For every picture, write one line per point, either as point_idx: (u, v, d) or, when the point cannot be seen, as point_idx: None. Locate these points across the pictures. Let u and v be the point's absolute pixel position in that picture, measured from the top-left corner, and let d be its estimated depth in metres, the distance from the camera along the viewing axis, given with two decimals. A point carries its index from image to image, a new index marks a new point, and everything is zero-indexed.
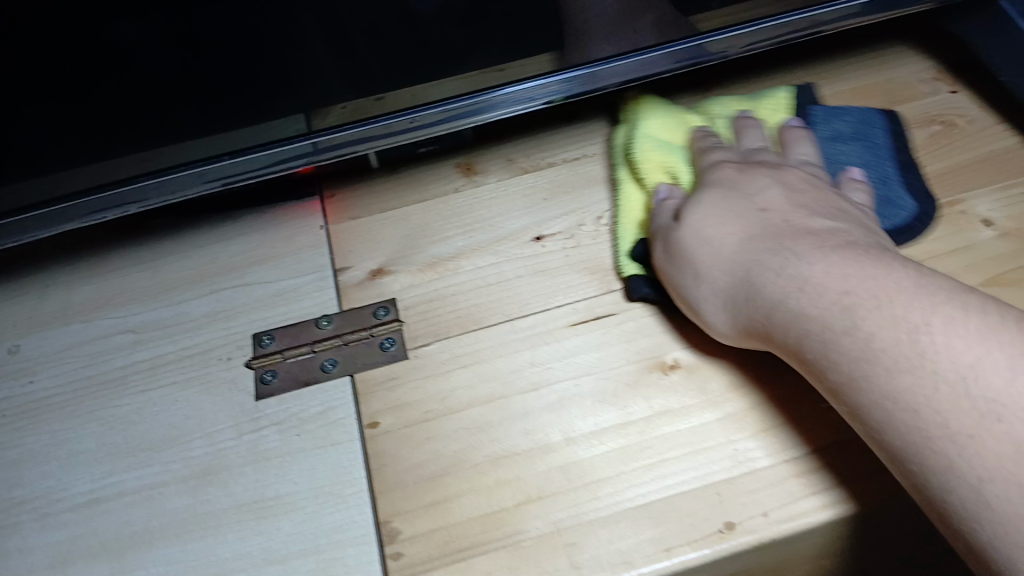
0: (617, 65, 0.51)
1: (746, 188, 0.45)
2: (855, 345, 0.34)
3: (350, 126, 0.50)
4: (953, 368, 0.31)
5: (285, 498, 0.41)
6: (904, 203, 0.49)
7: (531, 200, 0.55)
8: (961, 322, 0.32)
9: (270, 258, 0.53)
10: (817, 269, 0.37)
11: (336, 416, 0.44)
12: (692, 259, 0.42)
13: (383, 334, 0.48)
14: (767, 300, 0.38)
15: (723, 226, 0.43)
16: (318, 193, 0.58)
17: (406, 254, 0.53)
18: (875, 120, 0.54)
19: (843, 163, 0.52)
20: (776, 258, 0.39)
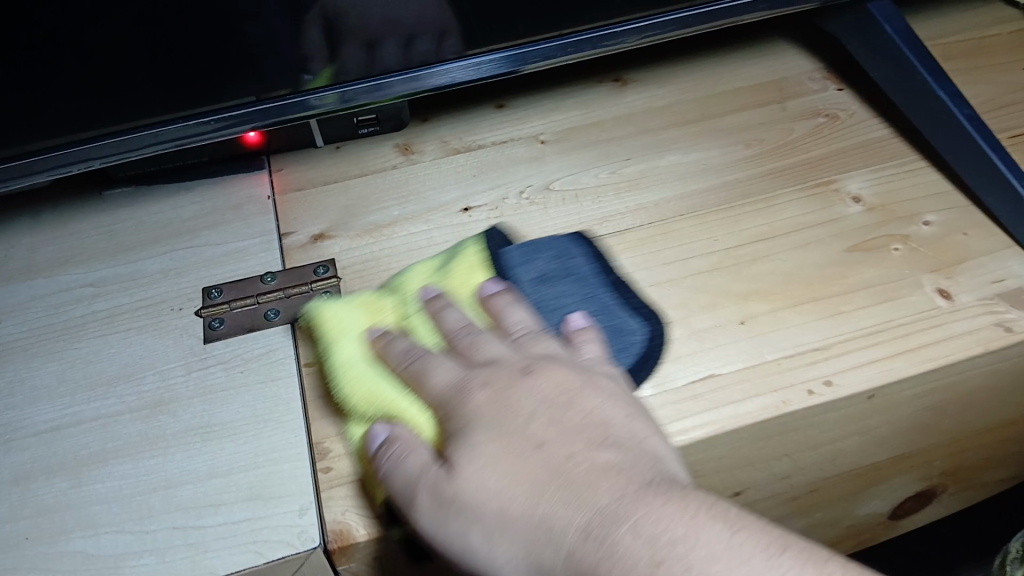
0: (543, 47, 0.58)
1: (502, 385, 0.39)
2: (655, 540, 0.32)
3: (297, 95, 0.55)
4: (749, 567, 0.31)
5: (228, 424, 0.46)
6: (617, 319, 0.47)
7: (461, 176, 0.61)
8: (784, 574, 0.31)
9: (221, 224, 0.59)
10: (609, 490, 0.34)
11: (276, 356, 0.49)
12: (432, 473, 0.37)
13: (321, 288, 0.53)
14: (496, 486, 0.36)
15: (499, 426, 0.38)
16: (265, 166, 0.64)
17: (346, 221, 0.58)
18: (571, 250, 0.51)
19: (563, 308, 0.47)
20: (558, 450, 0.37)
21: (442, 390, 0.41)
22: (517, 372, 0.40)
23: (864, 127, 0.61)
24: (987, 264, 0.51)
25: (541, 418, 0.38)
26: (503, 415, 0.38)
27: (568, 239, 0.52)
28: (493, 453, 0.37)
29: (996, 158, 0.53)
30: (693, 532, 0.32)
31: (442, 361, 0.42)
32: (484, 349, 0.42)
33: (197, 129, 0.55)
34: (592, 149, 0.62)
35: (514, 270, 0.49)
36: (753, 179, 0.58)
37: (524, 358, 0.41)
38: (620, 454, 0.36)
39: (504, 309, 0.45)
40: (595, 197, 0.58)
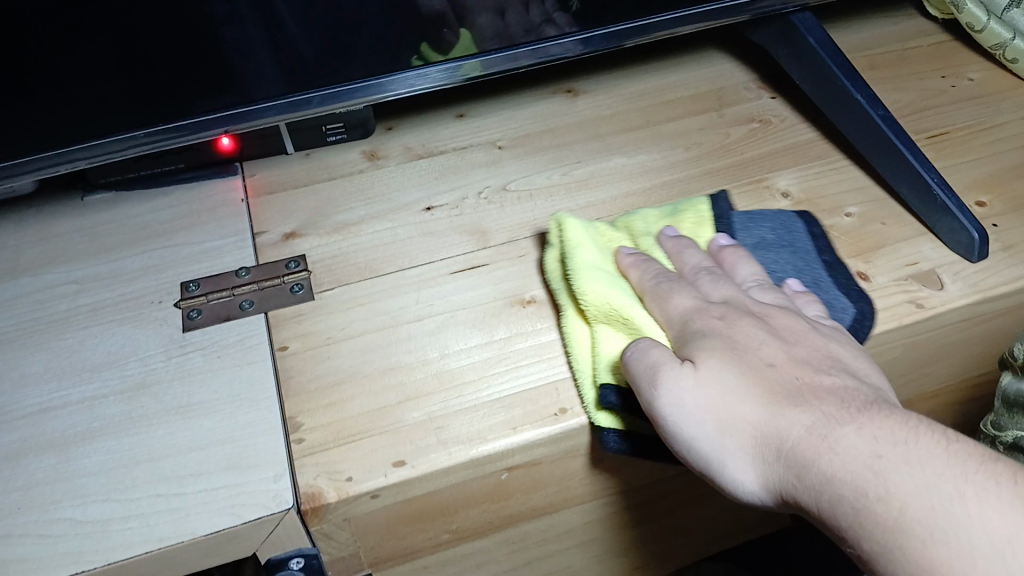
0: (490, 58, 0.62)
1: (724, 329, 0.44)
2: (823, 472, 0.36)
3: (268, 100, 0.60)
4: (921, 484, 0.34)
5: (207, 402, 0.50)
6: (829, 290, 0.51)
7: (424, 179, 0.66)
8: (933, 457, 0.34)
9: (197, 225, 0.63)
10: (802, 424, 0.38)
11: (251, 342, 0.53)
12: (668, 416, 0.41)
13: (293, 281, 0.57)
14: (715, 439, 0.40)
15: (723, 364, 0.42)
16: (238, 172, 0.68)
17: (315, 221, 0.62)
18: (792, 222, 0.56)
19: (779, 271, 0.52)
20: (796, 386, 0.40)
21: (643, 368, 0.43)
22: (701, 335, 0.44)
23: (793, 130, 0.66)
24: (902, 249, 0.56)
25: (757, 364, 0.41)
26: (696, 367, 0.42)
27: (785, 211, 0.57)
28: (694, 425, 0.40)
29: (906, 153, 0.58)
30: (844, 437, 0.36)
31: (642, 343, 0.44)
32: (676, 302, 0.47)
33: (171, 134, 0.59)
34: (545, 153, 0.67)
35: (736, 232, 0.55)
36: (692, 178, 0.63)
37: (720, 305, 0.46)
38: (834, 382, 0.40)
39: (659, 296, 0.48)
40: (548, 196, 0.63)
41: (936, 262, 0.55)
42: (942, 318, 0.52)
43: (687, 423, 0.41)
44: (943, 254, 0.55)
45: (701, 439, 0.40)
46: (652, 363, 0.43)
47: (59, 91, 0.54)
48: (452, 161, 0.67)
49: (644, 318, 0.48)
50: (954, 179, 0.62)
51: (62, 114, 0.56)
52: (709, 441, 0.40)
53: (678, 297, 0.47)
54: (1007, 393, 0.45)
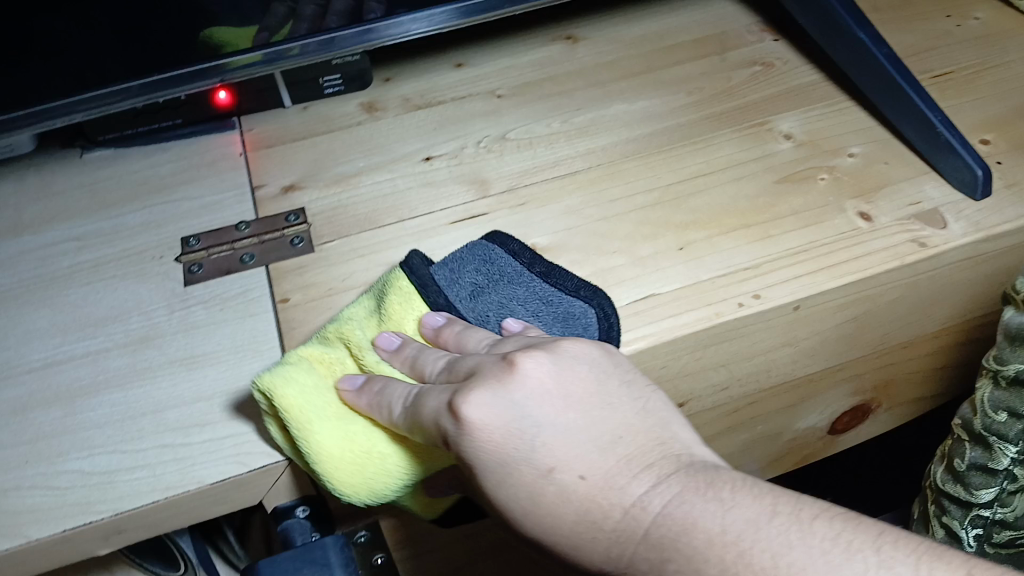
0: (484, 2, 0.63)
1: (472, 381, 0.37)
2: (664, 533, 0.32)
3: (257, 49, 0.60)
4: (733, 521, 0.31)
5: (210, 354, 0.50)
6: (569, 308, 0.48)
7: (422, 129, 0.65)
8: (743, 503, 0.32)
9: (197, 181, 0.63)
10: (645, 476, 0.34)
11: (252, 295, 0.53)
12: (496, 467, 0.36)
13: (293, 234, 0.57)
14: (576, 475, 0.35)
15: (564, 409, 0.36)
16: (235, 126, 0.67)
17: (313, 174, 0.62)
18: (488, 251, 0.50)
19: (509, 314, 0.47)
20: (568, 416, 0.36)
21: (429, 414, 0.38)
22: (484, 376, 0.37)
23: (796, 72, 0.65)
24: (904, 189, 0.55)
25: (569, 407, 0.36)
26: (438, 411, 0.37)
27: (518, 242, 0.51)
28: (538, 462, 0.35)
29: (910, 91, 0.57)
30: (636, 496, 0.34)
31: (436, 390, 0.39)
32: (461, 366, 0.40)
33: (164, 83, 0.59)
34: (545, 101, 0.66)
35: (445, 293, 0.48)
36: (694, 122, 0.62)
37: (548, 340, 0.40)
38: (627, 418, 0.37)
39: (415, 365, 0.43)
40: (548, 144, 0.63)
41: (938, 202, 0.54)
42: (943, 258, 0.52)
43: (489, 461, 0.36)
44: (945, 193, 0.55)
45: (551, 478, 0.35)
46: (432, 406, 0.38)
47: (50, 46, 0.54)
48: (452, 111, 0.67)
49: (331, 447, 0.42)
50: (958, 118, 0.61)
51: (54, 68, 0.56)
52: (546, 489, 0.35)
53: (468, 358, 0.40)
54: (1009, 326, 0.46)
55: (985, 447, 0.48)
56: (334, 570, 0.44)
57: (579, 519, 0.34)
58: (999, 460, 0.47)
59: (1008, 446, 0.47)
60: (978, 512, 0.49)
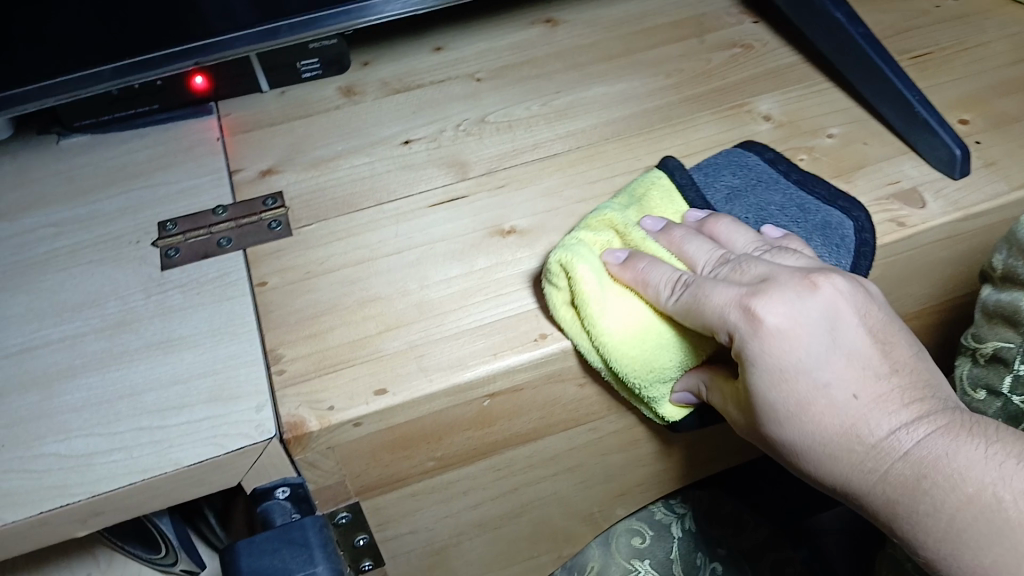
0: None
1: (753, 295, 0.41)
2: (923, 456, 0.39)
3: (234, 31, 0.59)
4: (979, 458, 0.38)
5: (188, 337, 0.50)
6: (824, 216, 0.51)
7: (402, 113, 0.65)
8: (914, 426, 0.39)
9: (174, 166, 0.62)
10: (900, 413, 0.40)
11: (230, 278, 0.53)
12: (783, 373, 0.40)
13: (270, 218, 0.56)
14: (850, 394, 0.40)
15: (790, 327, 0.40)
16: (213, 112, 0.67)
17: (291, 158, 0.62)
18: (740, 158, 0.55)
19: (768, 216, 0.52)
20: (784, 348, 0.40)
21: (723, 311, 0.41)
22: (767, 287, 0.41)
23: (775, 54, 0.65)
24: (883, 168, 0.55)
25: (856, 334, 0.41)
26: (728, 315, 0.41)
27: (737, 150, 0.56)
28: (811, 380, 0.40)
29: (887, 70, 0.57)
30: (890, 432, 0.39)
31: (720, 287, 0.42)
32: (750, 268, 0.43)
33: (138, 66, 0.58)
34: (524, 84, 0.66)
35: (705, 193, 0.53)
36: (673, 104, 0.62)
37: (797, 269, 0.43)
38: (872, 361, 0.41)
39: (643, 277, 0.45)
40: (527, 127, 0.63)
41: (917, 181, 0.55)
42: (921, 236, 0.52)
43: (772, 370, 0.40)
44: (924, 172, 0.55)
45: (816, 399, 0.40)
46: (722, 299, 0.41)
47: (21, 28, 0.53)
48: (431, 94, 0.66)
49: (615, 334, 0.45)
50: (936, 99, 0.62)
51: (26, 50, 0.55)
52: (818, 402, 0.40)
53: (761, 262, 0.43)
54: (987, 304, 0.45)
55: None
56: (313, 551, 0.43)
57: (840, 444, 0.40)
58: None
59: None
60: None
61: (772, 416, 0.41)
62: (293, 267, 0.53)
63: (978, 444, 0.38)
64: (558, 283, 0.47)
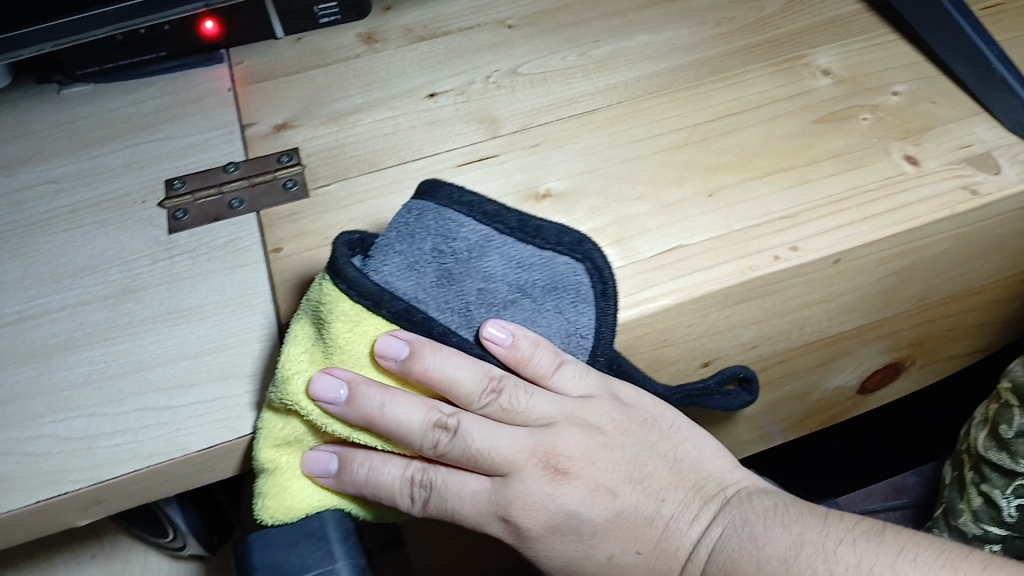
0: None
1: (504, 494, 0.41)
2: (718, 566, 0.40)
3: None
4: (770, 555, 0.39)
5: (197, 308, 0.46)
6: (553, 270, 0.41)
7: (427, 62, 0.60)
8: (713, 527, 0.41)
9: (182, 118, 0.58)
10: (697, 519, 0.42)
11: (243, 243, 0.49)
12: (576, 556, 0.42)
13: (285, 176, 0.52)
14: (633, 553, 0.42)
15: (546, 505, 0.41)
16: (224, 59, 0.62)
17: (307, 110, 0.57)
18: (426, 214, 0.40)
19: (503, 302, 0.41)
20: (557, 540, 0.42)
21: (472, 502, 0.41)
22: (511, 479, 0.41)
23: (836, 1, 0.60)
24: (954, 131, 0.51)
25: (608, 475, 0.42)
26: (462, 509, 0.41)
27: (430, 204, 0.40)
28: (602, 552, 0.42)
29: (955, 11, 0.52)
30: (696, 538, 0.41)
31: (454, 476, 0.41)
32: (501, 429, 0.41)
33: (140, 11, 0.54)
34: (560, 32, 0.61)
35: (396, 283, 0.39)
36: (723, 56, 0.57)
37: (535, 429, 0.41)
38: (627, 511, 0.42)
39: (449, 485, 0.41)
40: (563, 80, 0.58)
41: (992, 146, 0.50)
42: (998, 206, 0.47)
43: (568, 556, 0.42)
44: (999, 136, 0.50)
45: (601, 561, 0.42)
46: (468, 488, 0.41)
47: None
48: (459, 42, 0.61)
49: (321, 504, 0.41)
50: (1013, 52, 0.56)
51: None
52: (594, 559, 0.42)
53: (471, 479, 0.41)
54: None
55: None
56: (333, 546, 0.39)
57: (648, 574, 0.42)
58: None
59: None
60: (1022, 481, 0.46)
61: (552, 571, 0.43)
62: (310, 232, 0.49)
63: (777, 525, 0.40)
64: None
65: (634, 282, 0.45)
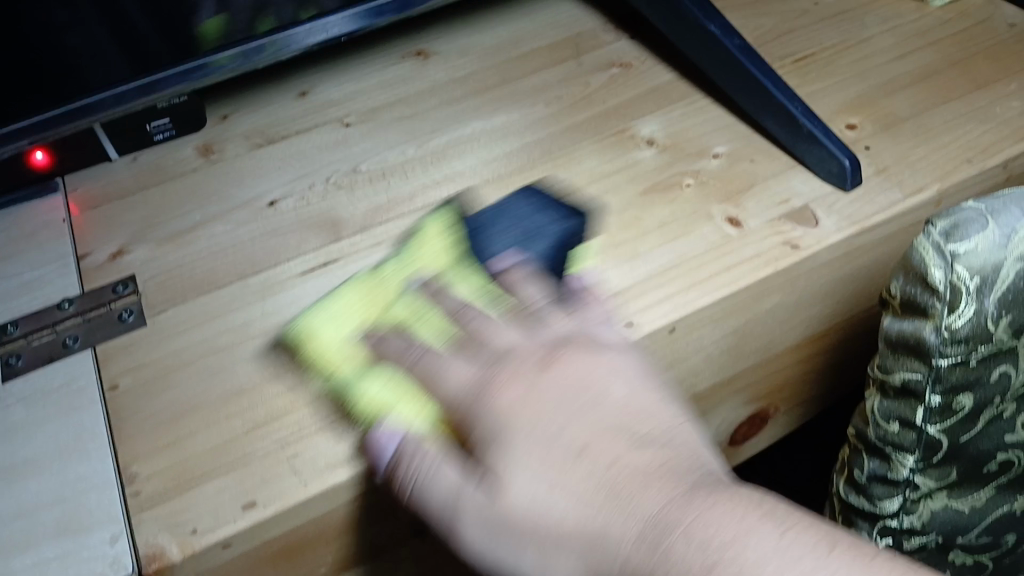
0: (352, 14, 0.57)
1: (507, 400, 0.40)
2: (656, 536, 0.34)
3: (76, 101, 0.53)
4: (718, 534, 0.33)
5: (33, 461, 0.44)
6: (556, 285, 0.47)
7: (266, 170, 0.60)
8: (665, 498, 0.35)
9: (15, 256, 0.56)
10: (647, 487, 0.36)
11: (78, 385, 0.48)
12: (528, 443, 0.38)
13: (121, 307, 0.51)
14: (563, 457, 0.38)
15: (554, 472, 0.37)
16: (59, 188, 0.60)
17: (144, 233, 0.56)
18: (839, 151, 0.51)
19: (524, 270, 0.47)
20: (612, 440, 0.38)
21: (457, 390, 0.41)
22: (542, 360, 0.41)
23: (656, 71, 0.62)
24: (772, 187, 0.53)
25: (620, 437, 0.38)
26: (488, 411, 0.40)
27: (841, 155, 0.51)
28: (527, 447, 0.38)
29: (764, 78, 0.54)
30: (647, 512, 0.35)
31: (519, 459, 0.38)
32: (538, 394, 0.40)
33: None
34: (398, 126, 0.62)
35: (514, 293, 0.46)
36: (555, 136, 0.59)
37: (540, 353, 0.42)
38: (661, 443, 0.38)
39: (514, 287, 0.46)
40: (402, 174, 0.58)
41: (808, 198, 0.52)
42: (818, 256, 0.49)
43: (535, 457, 0.38)
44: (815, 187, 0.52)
45: (607, 478, 0.36)
46: (530, 300, 0.46)
47: None
48: (299, 145, 0.61)
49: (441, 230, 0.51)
50: (821, 102, 0.58)
51: None
52: (519, 477, 0.37)
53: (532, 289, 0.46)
54: (888, 332, 0.42)
55: (883, 459, 0.45)
56: None
57: (545, 510, 0.36)
58: (898, 472, 0.45)
59: (905, 457, 0.44)
60: (885, 523, 0.47)
61: (495, 557, 0.37)
62: (148, 365, 0.48)
63: (734, 505, 0.34)
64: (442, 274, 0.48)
65: None
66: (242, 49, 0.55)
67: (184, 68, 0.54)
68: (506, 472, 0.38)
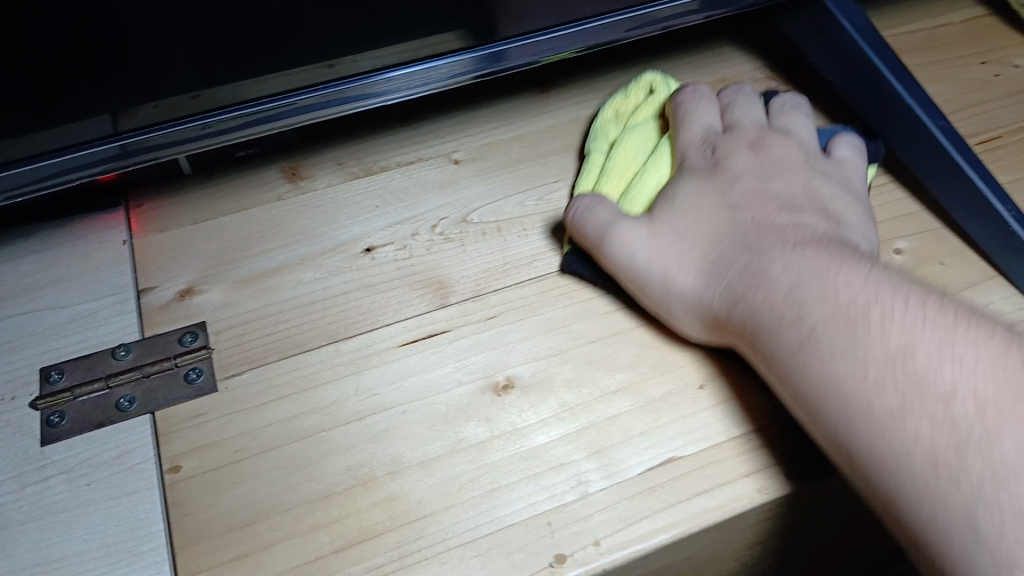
0: (537, 41, 0.49)
1: (818, 311, 0.36)
2: (863, 350, 0.34)
3: (243, 107, 0.46)
4: (889, 346, 0.33)
5: (74, 558, 0.37)
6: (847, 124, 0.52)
7: (363, 207, 0.51)
8: (906, 319, 0.34)
9: (65, 280, 0.47)
10: (877, 309, 0.34)
11: (132, 461, 0.39)
12: (785, 334, 0.37)
13: (188, 364, 0.43)
14: (816, 297, 0.36)
15: (819, 371, 0.35)
16: (123, 203, 0.52)
17: (217, 270, 0.48)
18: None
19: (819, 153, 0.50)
20: (807, 261, 0.38)
21: (807, 307, 0.36)
22: (787, 262, 0.39)
23: None
24: (969, 300, 0.44)
25: (858, 282, 0.36)
26: (767, 268, 0.39)
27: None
28: (797, 307, 0.37)
29: (975, 173, 0.46)
30: (849, 341, 0.34)
31: (626, 224, 0.43)
32: (827, 265, 0.37)
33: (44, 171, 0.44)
34: (513, 170, 0.53)
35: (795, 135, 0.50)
36: None
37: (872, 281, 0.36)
38: (811, 219, 0.42)
39: (684, 123, 0.49)
40: (521, 230, 0.49)
41: (1014, 319, 0.43)
42: None
43: (796, 347, 0.36)
44: (1020, 306, 0.44)
45: (809, 307, 0.36)
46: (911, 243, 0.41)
47: None
48: (403, 180, 0.53)
49: (635, 145, 0.50)
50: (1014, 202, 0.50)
51: None
52: (776, 283, 0.38)
53: (743, 109, 0.50)
54: None
55: None
56: None
57: (787, 328, 0.37)
58: None
59: None
60: None
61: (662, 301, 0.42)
62: (216, 448, 0.40)
63: None
64: (642, 132, 0.51)
65: (620, 511, 0.37)
66: (427, 70, 0.48)
67: (289, 99, 0.46)
68: (766, 289, 0.38)
